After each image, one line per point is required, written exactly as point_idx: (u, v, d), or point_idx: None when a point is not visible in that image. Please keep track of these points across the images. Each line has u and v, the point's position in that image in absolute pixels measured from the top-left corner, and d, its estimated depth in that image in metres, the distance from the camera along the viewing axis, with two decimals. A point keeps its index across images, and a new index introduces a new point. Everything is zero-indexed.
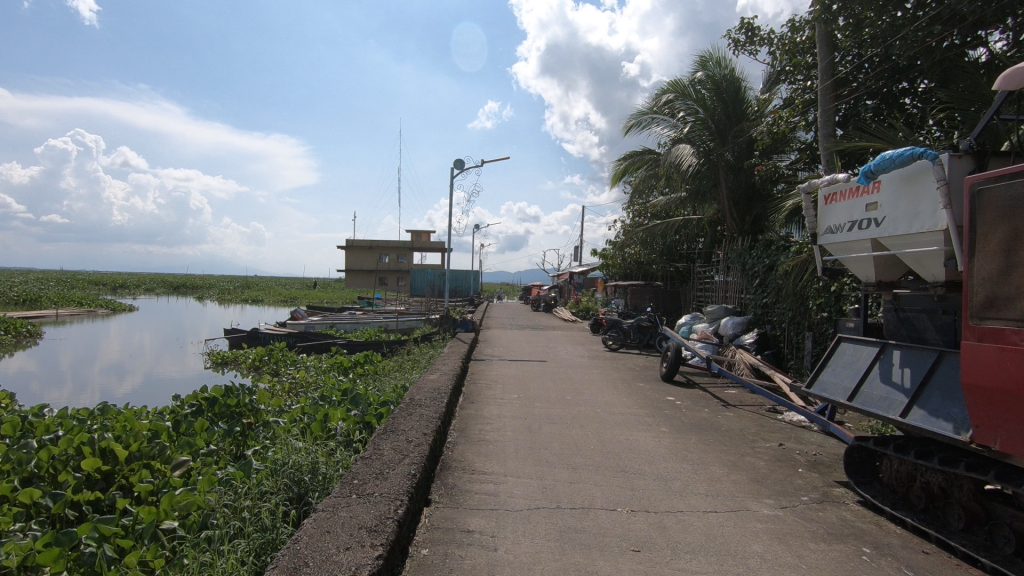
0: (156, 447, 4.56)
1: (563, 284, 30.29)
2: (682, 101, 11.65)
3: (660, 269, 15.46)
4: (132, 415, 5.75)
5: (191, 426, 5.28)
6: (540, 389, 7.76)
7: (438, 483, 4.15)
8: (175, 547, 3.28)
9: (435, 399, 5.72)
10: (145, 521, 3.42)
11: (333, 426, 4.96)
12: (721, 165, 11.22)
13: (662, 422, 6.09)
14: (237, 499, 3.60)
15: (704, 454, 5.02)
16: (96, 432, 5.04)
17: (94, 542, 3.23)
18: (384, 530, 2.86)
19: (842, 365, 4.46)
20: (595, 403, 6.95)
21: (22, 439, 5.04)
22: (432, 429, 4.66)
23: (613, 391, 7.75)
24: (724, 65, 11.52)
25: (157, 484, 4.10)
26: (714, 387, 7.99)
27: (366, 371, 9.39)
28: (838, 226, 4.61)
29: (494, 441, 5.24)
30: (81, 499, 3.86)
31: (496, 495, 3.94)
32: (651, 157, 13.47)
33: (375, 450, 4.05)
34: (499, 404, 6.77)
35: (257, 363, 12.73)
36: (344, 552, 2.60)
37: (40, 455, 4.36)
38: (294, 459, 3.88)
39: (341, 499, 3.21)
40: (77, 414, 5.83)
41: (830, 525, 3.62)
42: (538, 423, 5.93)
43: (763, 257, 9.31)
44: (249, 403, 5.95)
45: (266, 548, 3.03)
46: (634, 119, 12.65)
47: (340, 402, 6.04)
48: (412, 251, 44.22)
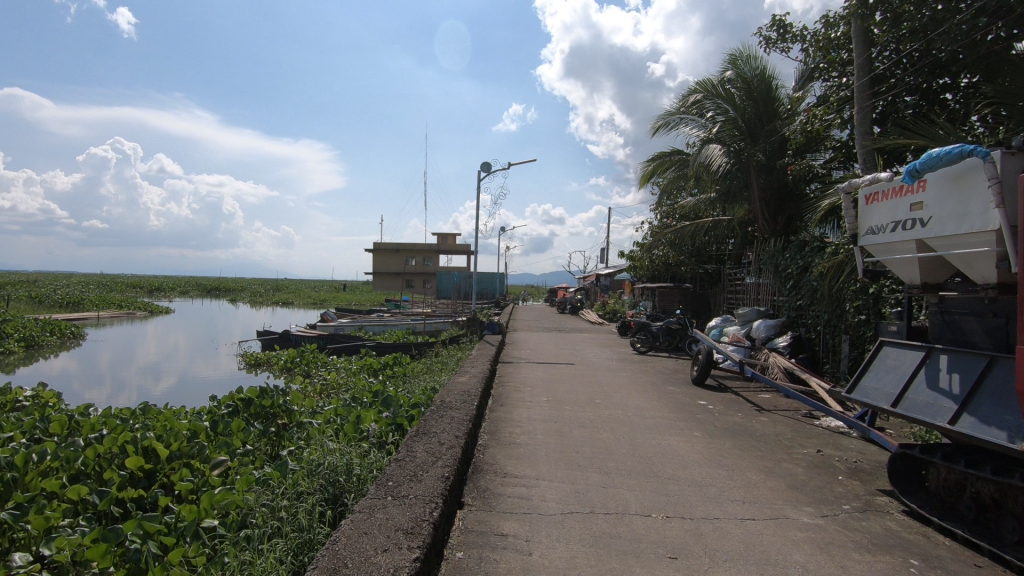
0: (196, 447, 4.69)
1: (590, 286, 30.16)
2: (711, 100, 11.46)
3: (689, 271, 15.24)
4: (172, 415, 5.92)
5: (228, 426, 5.41)
6: (568, 392, 7.72)
7: (471, 486, 4.15)
8: (216, 545, 3.36)
9: (466, 401, 5.75)
10: (187, 520, 3.52)
11: (366, 427, 5.03)
12: (753, 165, 11.01)
13: (694, 427, 5.99)
14: (274, 499, 3.66)
15: (740, 460, 4.92)
16: (138, 431, 5.20)
17: (139, 538, 3.32)
18: (420, 532, 2.87)
19: (885, 369, 4.33)
20: (626, 407, 6.88)
21: (70, 437, 5.23)
22: (464, 431, 4.68)
23: (643, 394, 7.67)
24: (754, 63, 11.29)
25: (197, 484, 4.22)
26: (747, 392, 7.83)
27: (395, 372, 9.52)
28: (881, 226, 4.47)
29: (525, 444, 5.24)
30: (125, 496, 3.97)
31: (529, 499, 3.92)
32: (679, 157, 13.28)
33: (408, 452, 4.09)
34: (528, 407, 6.77)
35: (288, 364, 12.99)
36: (382, 554, 2.61)
37: (88, 453, 4.49)
38: (329, 460, 3.94)
39: (376, 501, 3.23)
40: (121, 412, 6.03)
41: (874, 535, 3.51)
42: (569, 427, 5.89)
43: (797, 258, 9.09)
44: (284, 404, 6.06)
45: (303, 548, 3.08)
46: (662, 119, 12.49)
47: (372, 404, 6.13)
48: (438, 254, 44.66)
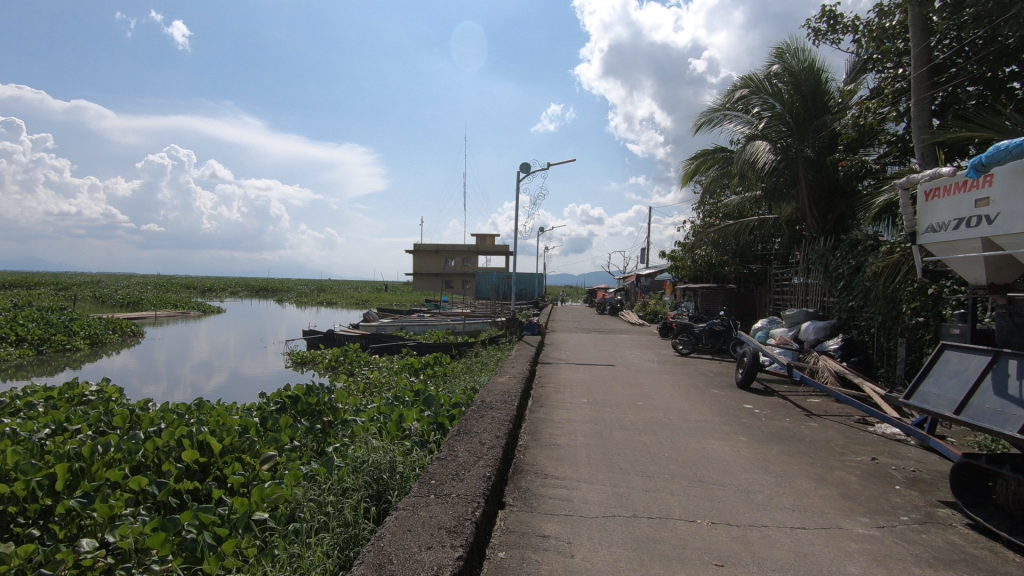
0: (247, 442, 4.87)
1: (629, 287, 29.82)
2: (757, 96, 11.14)
3: (733, 271, 14.87)
4: (225, 411, 6.16)
5: (277, 422, 5.59)
6: (608, 394, 7.63)
7: (512, 486, 4.16)
8: (267, 538, 3.46)
9: (506, 401, 5.76)
10: (239, 512, 3.64)
11: (408, 426, 5.10)
12: (801, 162, 10.66)
13: (739, 431, 5.84)
14: (321, 494, 3.76)
15: (788, 466, 4.76)
16: (193, 425, 5.43)
17: (195, 528, 3.47)
18: (463, 531, 2.89)
19: (947, 375, 4.10)
20: (667, 410, 6.76)
21: (131, 430, 5.50)
22: (505, 432, 4.69)
23: (686, 397, 7.51)
24: (803, 56, 10.91)
25: (248, 478, 4.37)
26: (795, 396, 7.58)
27: (436, 372, 9.64)
28: (942, 224, 4.25)
29: (565, 445, 5.21)
30: (181, 488, 4.15)
31: (570, 501, 3.90)
32: (723, 155, 12.96)
33: (450, 450, 4.13)
34: (568, 408, 6.73)
35: (333, 363, 13.33)
36: (426, 552, 2.64)
37: (147, 446, 4.71)
38: (373, 458, 4.01)
39: (419, 499, 3.27)
40: (178, 407, 6.29)
41: (937, 549, 3.33)
42: (610, 429, 5.83)
43: (848, 258, 8.74)
44: (329, 402, 6.20)
45: (349, 544, 3.15)
46: (705, 116, 12.22)
47: (413, 403, 6.22)
48: (477, 254, 45.02)
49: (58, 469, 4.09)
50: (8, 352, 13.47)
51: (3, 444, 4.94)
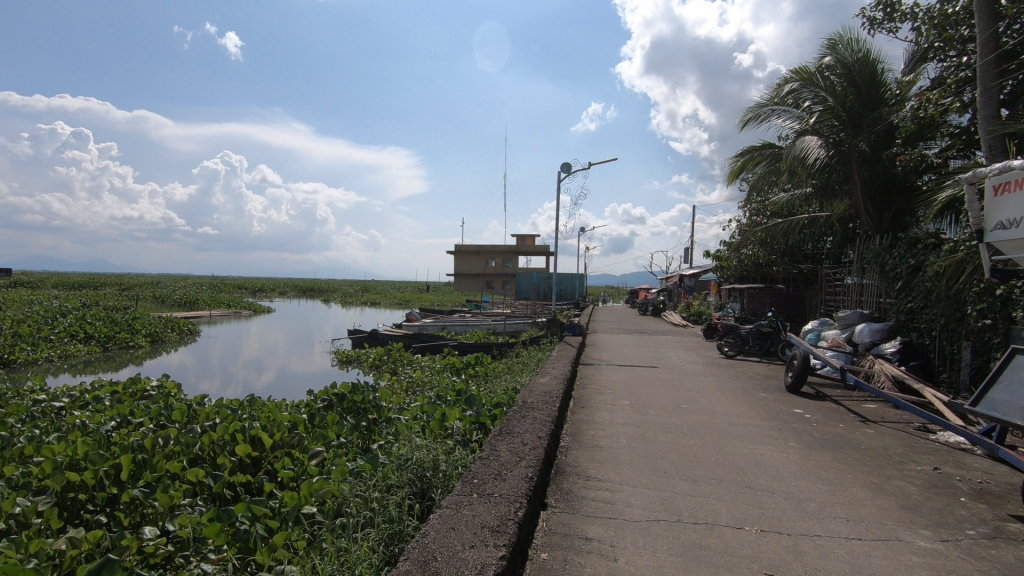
0: (296, 437, 5.02)
1: (672, 288, 29.26)
2: (808, 89, 10.75)
3: (781, 271, 14.40)
4: (275, 407, 6.38)
5: (324, 419, 5.75)
6: (651, 396, 7.50)
7: (554, 487, 4.15)
8: (315, 531, 3.56)
9: (548, 402, 5.74)
10: (289, 505, 3.76)
11: (450, 425, 5.15)
12: (855, 157, 10.22)
13: (790, 437, 5.64)
14: (367, 490, 3.84)
15: (843, 474, 4.57)
16: (246, 421, 5.65)
17: (248, 520, 3.60)
18: (506, 531, 2.90)
19: (1019, 380, 3.85)
20: (713, 413, 6.60)
21: (189, 424, 5.76)
22: (547, 432, 4.67)
23: (732, 401, 7.30)
24: (857, 47, 10.47)
25: (297, 472, 4.51)
26: (849, 401, 7.27)
27: (477, 372, 9.70)
28: (1013, 221, 4.00)
29: (608, 447, 5.15)
30: (235, 481, 4.32)
31: (613, 503, 3.85)
32: (771, 151, 12.56)
33: (492, 450, 4.15)
34: (610, 410, 6.66)
35: (377, 362, 13.60)
36: (469, 550, 2.66)
37: (203, 440, 4.92)
38: (417, 455, 4.08)
39: (462, 497, 3.30)
40: (231, 403, 6.54)
41: (1007, 567, 3.13)
42: (653, 432, 5.74)
43: (907, 257, 8.32)
44: (373, 400, 6.34)
45: (393, 539, 3.21)
46: (752, 112, 11.87)
47: (456, 402, 6.28)
48: (517, 255, 45.13)
49: (123, 460, 4.32)
50: (78, 349, 14.31)
51: (74, 435, 5.25)
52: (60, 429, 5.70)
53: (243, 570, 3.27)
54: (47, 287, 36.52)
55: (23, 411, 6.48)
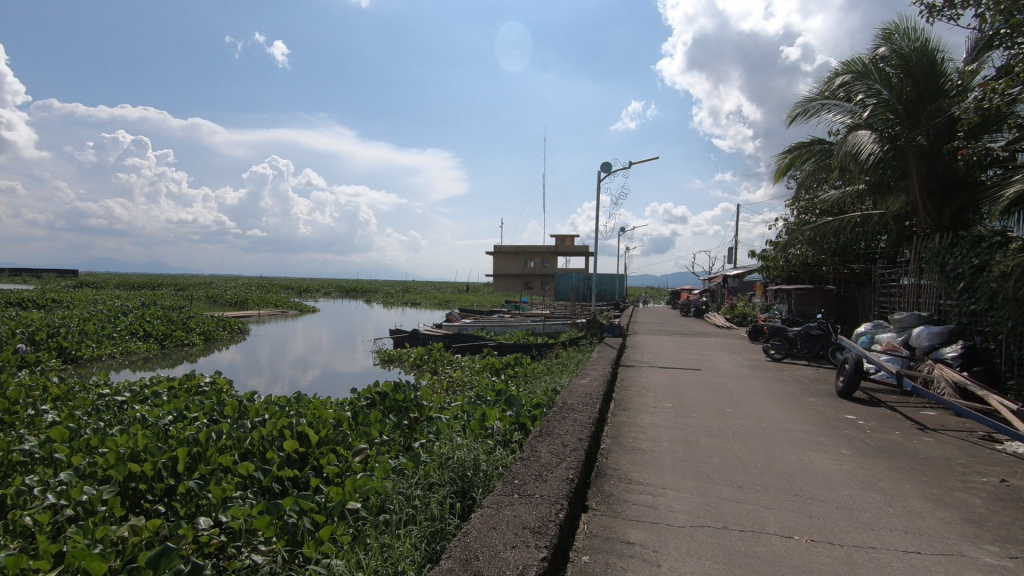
0: (341, 434, 5.15)
1: (716, 288, 28.59)
2: (861, 82, 10.31)
3: (831, 271, 13.90)
4: (321, 404, 6.56)
5: (367, 417, 5.87)
6: (695, 399, 7.34)
7: (595, 490, 4.11)
8: (360, 527, 3.64)
9: (588, 404, 5.69)
10: (335, 500, 3.85)
11: (491, 426, 5.18)
12: (912, 152, 9.75)
13: (842, 443, 5.42)
14: (409, 488, 3.89)
15: (899, 484, 4.36)
16: (293, 417, 5.82)
17: (295, 513, 3.71)
18: (547, 532, 2.89)
19: None
20: (760, 418, 6.41)
21: (240, 420, 5.98)
22: (588, 434, 4.63)
23: (779, 405, 7.07)
24: (914, 37, 9.98)
25: (342, 468, 4.61)
26: (906, 408, 6.93)
27: (516, 372, 9.72)
28: None
29: (650, 450, 5.07)
30: (284, 475, 4.45)
31: (656, 508, 3.79)
32: (821, 147, 12.12)
33: (532, 451, 4.14)
34: (651, 412, 6.55)
35: (418, 361, 13.80)
36: (510, 551, 2.67)
37: (253, 435, 5.09)
38: (458, 454, 4.12)
39: (503, 498, 3.32)
40: (279, 399, 6.75)
41: None
42: (697, 435, 5.62)
43: (969, 256, 7.88)
44: (415, 399, 6.43)
45: (436, 537, 3.25)
46: (800, 107, 11.49)
47: (496, 402, 6.31)
48: (556, 255, 44.98)
49: (180, 452, 4.52)
50: (138, 346, 15.05)
51: (135, 428, 5.53)
52: (122, 422, 6.01)
53: (291, 562, 3.37)
54: (108, 287, 38.92)
55: (89, 405, 6.86)
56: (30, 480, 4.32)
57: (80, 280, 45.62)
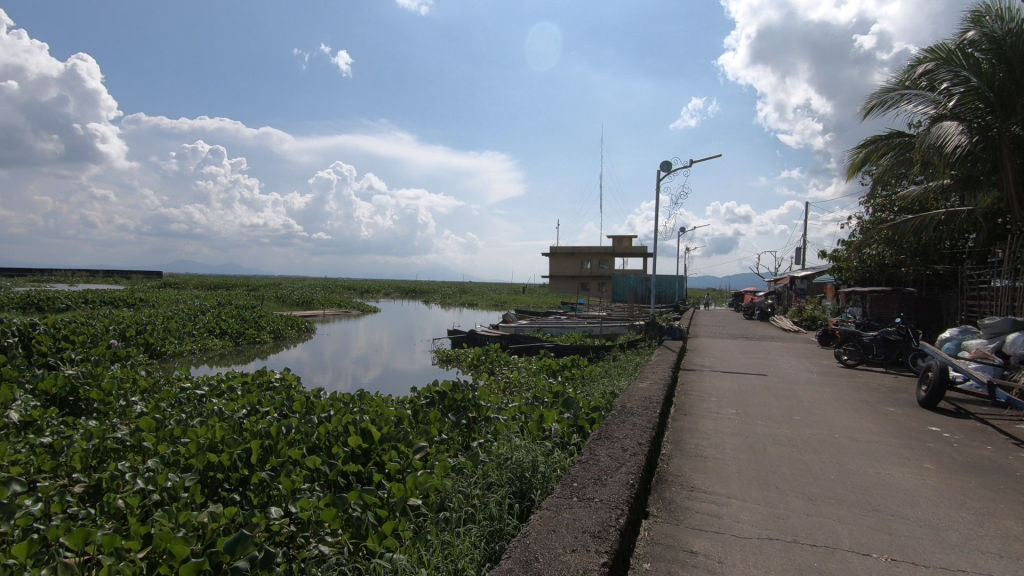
0: (402, 432, 5.27)
1: (782, 290, 27.38)
2: (946, 70, 9.57)
3: (912, 272, 13.02)
4: (382, 402, 6.74)
5: (427, 416, 6.00)
6: (761, 406, 7.05)
7: (656, 496, 4.02)
8: (421, 523, 3.71)
9: (648, 408, 5.58)
10: (397, 496, 3.95)
11: (549, 427, 5.18)
12: (1006, 143, 8.97)
13: (925, 457, 5.06)
14: (468, 487, 3.95)
15: (992, 503, 4.02)
16: (357, 414, 6.02)
17: (360, 507, 3.84)
18: (608, 537, 2.85)
19: None
20: (833, 427, 6.07)
21: (308, 415, 6.25)
22: (648, 439, 4.54)
23: (854, 414, 6.68)
24: (1008, 18, 9.16)
25: (403, 465, 4.73)
26: (998, 421, 6.39)
27: (573, 374, 9.67)
28: None
29: (713, 458, 4.91)
30: (348, 469, 4.61)
31: (720, 517, 3.67)
32: (900, 140, 11.36)
33: (591, 454, 4.10)
34: (715, 418, 6.34)
35: (475, 362, 13.95)
36: (571, 554, 2.65)
37: (320, 430, 5.29)
38: (516, 455, 4.13)
39: (563, 500, 3.30)
40: (343, 396, 6.98)
41: None
42: (763, 443, 5.39)
43: None
44: (473, 399, 6.50)
45: (494, 537, 3.29)
46: (876, 98, 10.79)
47: (553, 404, 6.29)
48: (613, 256, 44.40)
49: (254, 445, 4.78)
50: (215, 342, 16.00)
51: (213, 420, 5.88)
52: (201, 414, 6.40)
53: (356, 554, 3.49)
54: (188, 287, 41.78)
55: (173, 397, 7.35)
56: (123, 466, 4.68)
57: (163, 280, 49.13)
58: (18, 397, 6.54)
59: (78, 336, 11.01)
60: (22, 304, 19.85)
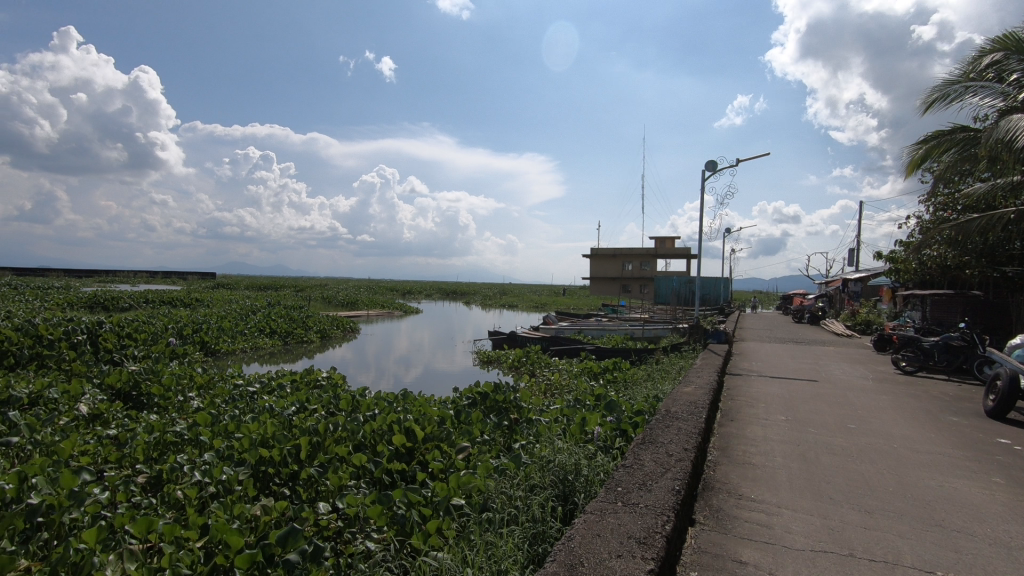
0: (445, 432, 5.32)
1: (833, 293, 26.36)
2: (1016, 60, 9.02)
3: (977, 274, 12.32)
4: (426, 401, 6.84)
5: (469, 416, 6.05)
6: (812, 413, 6.79)
7: (702, 503, 3.93)
8: (464, 522, 3.72)
9: (693, 413, 5.45)
10: (440, 495, 3.99)
11: (591, 430, 5.14)
12: None
13: (993, 471, 4.77)
14: (511, 488, 3.95)
15: None
16: (400, 413, 6.12)
17: (404, 505, 3.89)
18: (654, 544, 2.80)
19: None
20: (891, 436, 5.79)
21: (353, 413, 6.40)
22: (694, 444, 4.44)
23: (914, 423, 6.36)
24: None
25: (446, 465, 4.77)
26: None
27: (615, 377, 9.56)
28: None
29: (761, 465, 4.77)
30: (393, 468, 4.68)
31: (770, 527, 3.55)
32: (965, 135, 10.77)
33: (635, 459, 4.03)
34: (763, 425, 6.15)
35: (516, 363, 13.98)
36: (616, 559, 2.62)
37: (366, 428, 5.41)
38: (559, 458, 4.11)
39: (607, 505, 3.26)
40: (388, 395, 7.12)
41: None
42: (815, 452, 5.20)
43: None
44: (515, 400, 6.51)
45: (537, 539, 3.28)
46: (938, 91, 10.26)
47: (595, 407, 6.23)
48: (656, 257, 43.73)
49: (303, 441, 4.92)
50: (265, 342, 16.56)
51: (264, 416, 6.09)
52: (254, 410, 6.65)
53: (401, 551, 3.54)
54: (238, 287, 44.60)
55: (226, 394, 7.65)
56: (182, 459, 4.90)
57: (217, 281, 51.43)
58: (87, 390, 6.94)
59: (140, 334, 11.60)
60: (90, 303, 21.08)
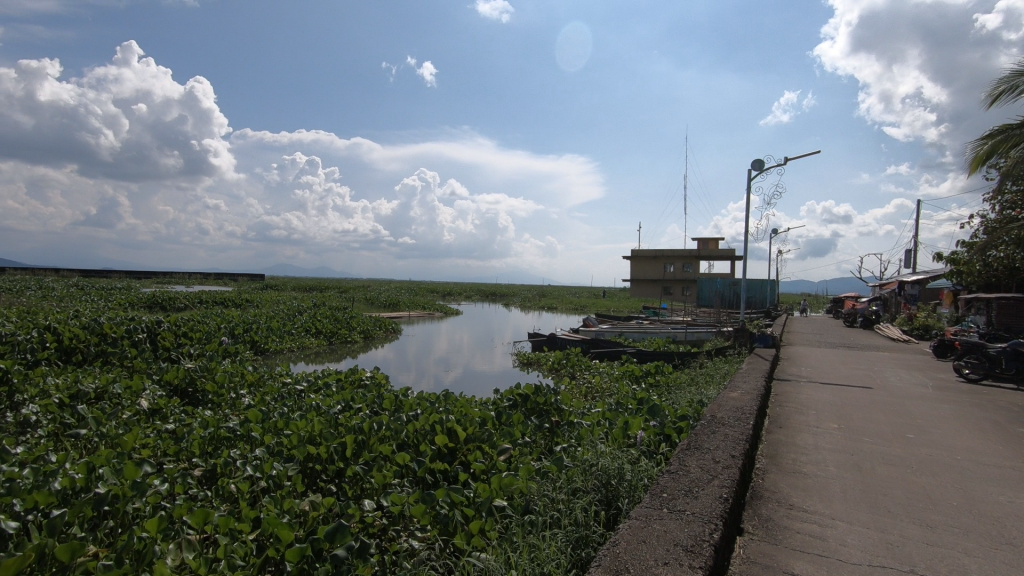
0: (486, 433, 5.33)
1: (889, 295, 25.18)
2: None
3: None
4: (467, 402, 6.89)
5: (511, 417, 6.06)
6: (866, 421, 6.51)
7: (751, 512, 3.82)
8: (507, 524, 3.72)
9: (740, 419, 5.31)
10: (483, 496, 4.00)
11: (634, 434, 5.07)
12: None
13: None
14: (554, 491, 3.93)
15: None
16: (442, 413, 6.19)
17: (447, 505, 3.92)
18: (702, 552, 2.73)
19: None
20: (954, 448, 5.49)
21: (397, 412, 6.50)
22: (742, 451, 4.32)
23: (979, 434, 6.01)
24: None
25: (488, 466, 4.79)
26: None
27: (658, 381, 9.38)
28: None
29: (813, 475, 4.59)
30: (436, 467, 4.73)
31: (824, 540, 3.42)
32: None
33: (681, 465, 3.96)
34: (814, 432, 5.93)
35: (555, 365, 13.92)
36: (663, 567, 2.57)
37: (409, 428, 5.49)
38: (602, 462, 4.06)
39: (652, 511, 3.20)
40: (430, 396, 7.19)
41: None
42: (871, 462, 4.97)
43: None
44: (556, 403, 6.48)
45: (580, 543, 3.25)
46: (1005, 82, 9.66)
47: (638, 411, 6.14)
48: (699, 258, 42.78)
49: (348, 439, 5.03)
50: (311, 342, 17.03)
51: (312, 414, 6.26)
52: (302, 408, 6.84)
53: (445, 551, 3.57)
54: (285, 288, 47.73)
55: (275, 392, 7.89)
56: (235, 454, 5.08)
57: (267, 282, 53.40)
58: (147, 387, 7.29)
59: (195, 333, 12.10)
60: (149, 303, 22.14)
